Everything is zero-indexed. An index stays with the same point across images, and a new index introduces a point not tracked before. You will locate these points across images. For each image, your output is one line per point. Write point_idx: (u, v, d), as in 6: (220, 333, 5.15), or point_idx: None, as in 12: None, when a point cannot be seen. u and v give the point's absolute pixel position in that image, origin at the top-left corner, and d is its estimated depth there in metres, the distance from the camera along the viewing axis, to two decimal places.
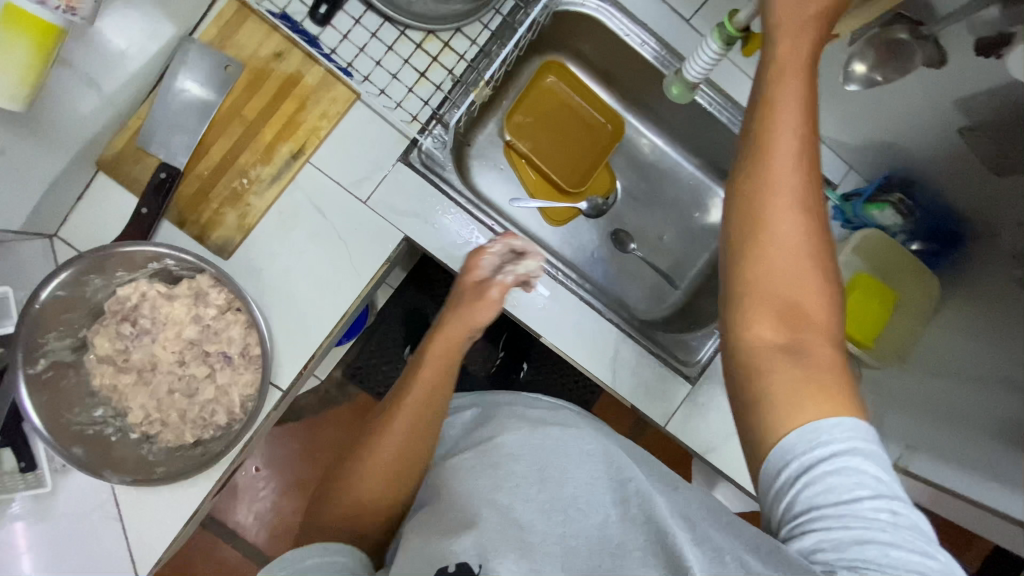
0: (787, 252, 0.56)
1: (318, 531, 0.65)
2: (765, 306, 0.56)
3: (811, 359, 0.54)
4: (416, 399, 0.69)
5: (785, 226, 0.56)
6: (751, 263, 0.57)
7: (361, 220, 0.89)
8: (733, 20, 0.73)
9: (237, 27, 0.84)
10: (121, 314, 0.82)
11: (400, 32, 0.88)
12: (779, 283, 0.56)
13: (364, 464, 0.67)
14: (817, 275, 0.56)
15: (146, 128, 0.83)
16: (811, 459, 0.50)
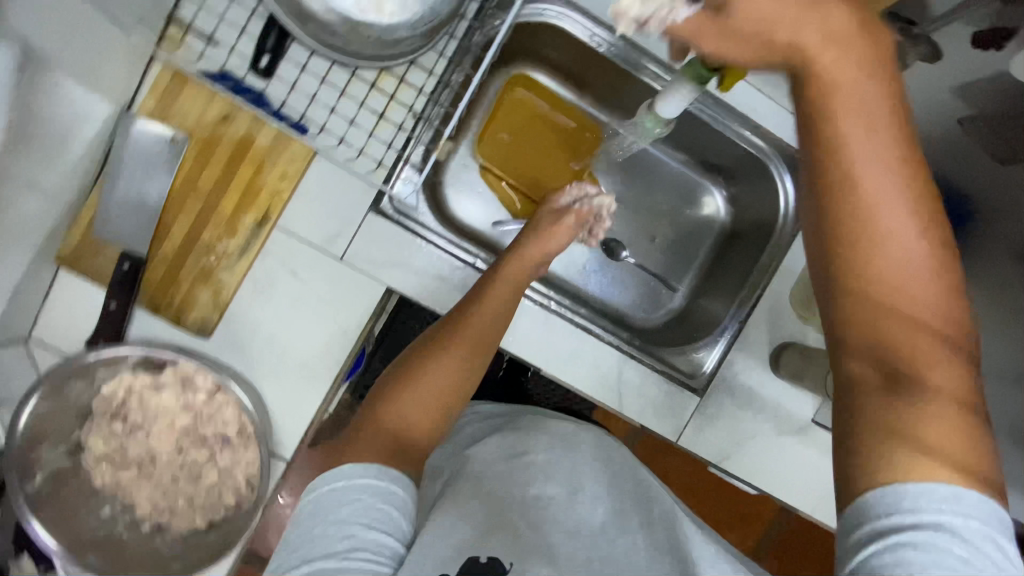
0: (911, 287, 0.42)
1: (366, 434, 0.63)
2: (877, 369, 0.44)
3: (931, 417, 0.41)
4: (488, 319, 0.73)
5: (888, 236, 0.42)
6: (848, 283, 0.44)
7: (340, 278, 0.86)
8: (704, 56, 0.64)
9: (177, 95, 0.79)
10: (111, 411, 0.81)
11: (350, 73, 0.83)
12: (893, 311, 0.42)
13: (423, 374, 0.68)
14: (944, 299, 0.42)
15: (99, 217, 0.78)
16: (886, 524, 0.40)
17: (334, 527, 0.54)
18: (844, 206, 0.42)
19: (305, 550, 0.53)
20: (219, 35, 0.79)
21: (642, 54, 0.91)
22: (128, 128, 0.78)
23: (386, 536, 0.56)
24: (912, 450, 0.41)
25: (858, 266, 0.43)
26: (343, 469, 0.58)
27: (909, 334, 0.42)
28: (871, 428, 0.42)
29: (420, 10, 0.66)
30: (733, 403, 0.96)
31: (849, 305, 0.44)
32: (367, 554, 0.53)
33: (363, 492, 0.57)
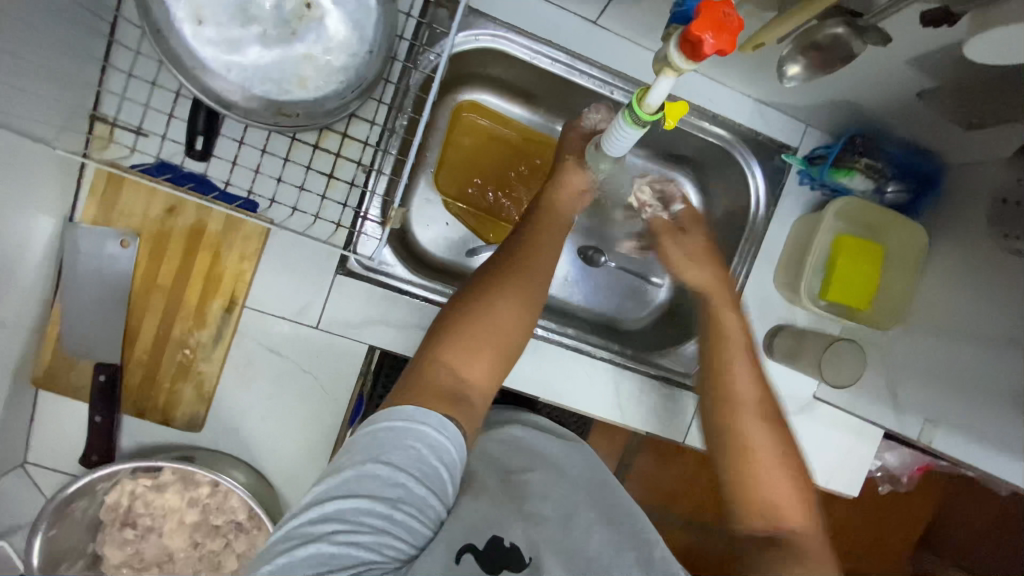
0: (766, 452, 0.66)
1: (424, 373, 0.57)
2: (758, 511, 0.64)
3: (799, 559, 0.61)
4: (541, 258, 0.69)
5: (757, 434, 0.67)
6: (741, 472, 0.66)
7: (321, 346, 0.85)
8: (641, 106, 0.53)
9: (116, 195, 0.76)
10: (119, 520, 0.80)
11: (290, 138, 0.80)
12: (762, 491, 0.64)
13: (485, 311, 0.62)
14: (797, 485, 0.65)
15: (63, 332, 0.76)
16: None
17: (385, 471, 0.49)
18: (735, 442, 0.67)
19: (352, 483, 0.48)
20: (147, 125, 0.76)
21: (587, 62, 0.87)
22: (75, 238, 0.75)
23: (431, 494, 0.52)
24: (793, 567, 0.60)
25: (736, 444, 0.67)
26: (405, 409, 0.53)
27: (773, 505, 0.64)
28: (765, 571, 0.61)
29: (345, 78, 0.62)
30: (734, 394, 0.96)
31: (746, 512, 0.65)
32: (411, 508, 0.50)
33: (420, 441, 0.51)
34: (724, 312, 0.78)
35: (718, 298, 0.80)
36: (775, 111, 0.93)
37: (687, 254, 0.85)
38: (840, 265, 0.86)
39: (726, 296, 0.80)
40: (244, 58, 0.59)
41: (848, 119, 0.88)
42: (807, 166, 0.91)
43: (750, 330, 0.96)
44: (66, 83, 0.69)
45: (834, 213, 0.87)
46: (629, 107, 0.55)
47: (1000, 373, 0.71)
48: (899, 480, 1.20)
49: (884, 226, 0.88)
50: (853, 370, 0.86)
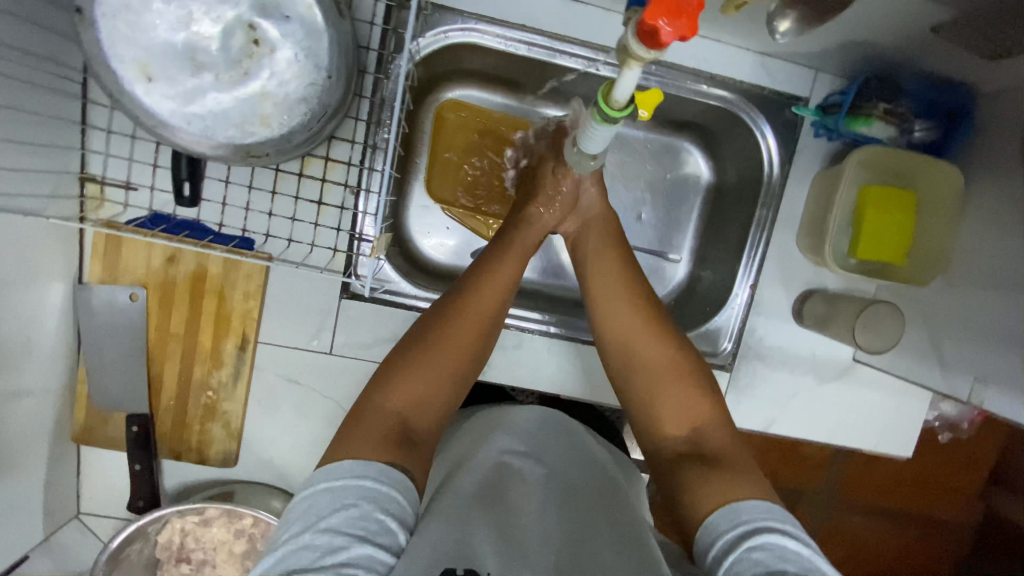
0: (658, 360, 0.66)
1: (368, 420, 0.56)
2: (672, 417, 0.64)
3: (716, 458, 0.60)
4: (492, 292, 0.68)
5: (651, 355, 0.67)
6: (649, 394, 0.66)
7: (336, 371, 0.85)
8: (609, 100, 0.52)
9: (118, 252, 0.77)
10: (175, 555, 0.85)
11: (274, 170, 0.79)
12: (672, 413, 0.64)
13: (429, 354, 0.62)
14: (703, 393, 0.65)
15: (92, 389, 0.80)
16: (735, 535, 0.51)
17: (323, 537, 0.45)
18: (633, 364, 0.67)
19: (292, 558, 0.45)
20: (136, 179, 0.77)
21: (568, 41, 0.82)
22: (87, 299, 0.78)
23: (382, 550, 0.46)
24: (704, 466, 0.59)
25: (642, 370, 0.67)
26: (343, 465, 0.50)
27: (682, 416, 0.64)
28: (685, 481, 0.58)
29: (307, 109, 0.61)
30: (766, 367, 0.92)
31: (658, 426, 0.65)
32: (358, 569, 0.44)
33: (359, 497, 0.48)
34: (601, 234, 0.76)
35: (595, 224, 0.76)
36: (779, 60, 0.86)
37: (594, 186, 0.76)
38: (868, 218, 0.79)
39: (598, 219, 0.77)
40: (202, 107, 0.58)
41: (862, 57, 0.79)
42: (821, 118, 0.84)
43: (776, 299, 0.91)
44: (49, 151, 0.70)
45: (856, 163, 0.80)
46: (598, 104, 0.54)
47: None
48: (962, 428, 1.13)
49: (913, 170, 0.81)
50: (890, 332, 0.81)
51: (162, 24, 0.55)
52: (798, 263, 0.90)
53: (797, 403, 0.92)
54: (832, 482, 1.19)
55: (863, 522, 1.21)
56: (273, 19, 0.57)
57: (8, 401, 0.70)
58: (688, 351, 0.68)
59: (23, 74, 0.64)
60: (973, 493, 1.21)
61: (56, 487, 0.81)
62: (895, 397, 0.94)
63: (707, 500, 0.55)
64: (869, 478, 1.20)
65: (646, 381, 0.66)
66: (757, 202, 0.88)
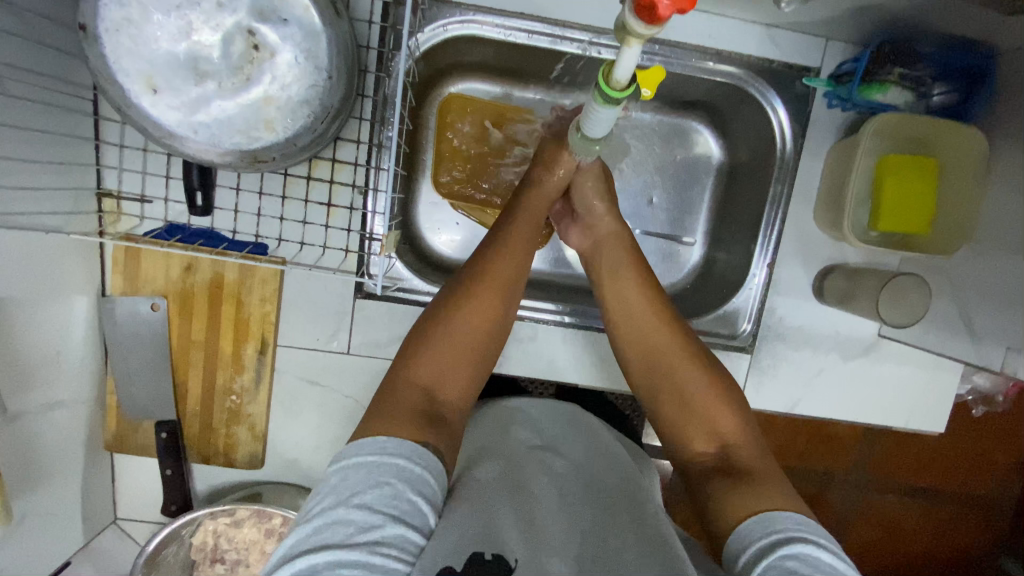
0: (682, 374, 0.66)
1: (398, 393, 0.57)
2: (698, 431, 0.63)
3: (744, 469, 0.59)
4: (510, 260, 0.69)
5: (675, 373, 0.66)
6: (674, 410, 0.65)
7: (355, 370, 0.86)
8: (609, 81, 0.52)
9: (137, 263, 0.79)
10: (209, 556, 0.87)
11: (284, 175, 0.79)
12: (694, 425, 0.64)
13: (455, 327, 0.63)
14: (730, 409, 0.63)
15: (120, 399, 0.82)
16: (768, 541, 0.50)
17: (358, 513, 0.46)
18: (659, 381, 0.66)
19: (324, 532, 0.45)
20: (150, 191, 0.78)
21: (569, 26, 0.81)
22: (110, 311, 0.80)
23: (413, 531, 0.47)
24: (731, 478, 0.58)
25: (668, 389, 0.66)
26: (376, 441, 0.51)
27: (708, 432, 0.63)
28: (713, 499, 0.57)
29: (310, 110, 0.61)
30: (787, 346, 0.90)
31: (684, 445, 0.64)
32: (392, 549, 0.45)
33: (394, 475, 0.49)
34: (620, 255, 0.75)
35: (610, 238, 0.76)
36: (786, 31, 0.83)
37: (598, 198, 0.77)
38: (889, 188, 0.76)
39: (616, 237, 0.76)
40: (208, 116, 0.59)
41: (874, 22, 0.77)
42: (834, 88, 0.83)
43: (795, 277, 0.89)
44: (66, 168, 0.72)
45: (873, 132, 0.78)
46: (599, 86, 0.54)
47: None
48: (995, 400, 1.12)
49: (935, 136, 0.78)
50: (916, 304, 0.79)
51: (163, 36, 0.56)
52: (817, 239, 0.88)
53: (821, 381, 0.91)
54: (863, 463, 1.16)
55: (898, 502, 1.18)
56: (272, 23, 0.58)
57: (42, 413, 0.72)
58: (711, 362, 0.67)
59: (36, 94, 0.65)
60: (1010, 467, 1.18)
61: (92, 495, 0.83)
62: (924, 371, 0.91)
63: (738, 513, 0.54)
64: (903, 457, 1.17)
65: (670, 395, 0.65)
66: (770, 178, 0.87)
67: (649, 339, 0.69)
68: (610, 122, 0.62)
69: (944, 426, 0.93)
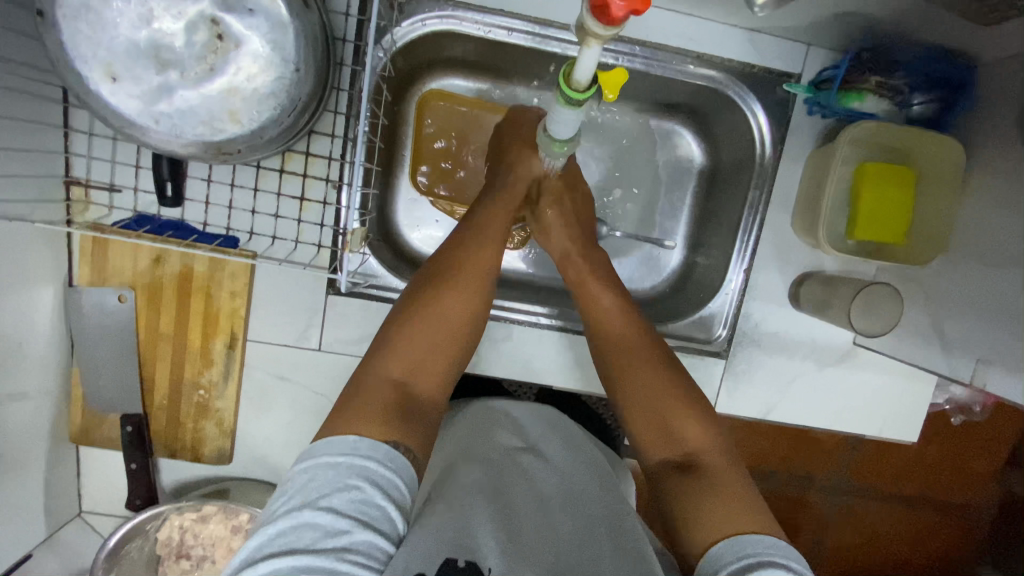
0: (644, 373, 0.65)
1: (367, 389, 0.56)
2: (665, 439, 0.62)
3: (709, 475, 0.58)
4: (486, 253, 0.70)
5: (641, 377, 0.65)
6: (639, 415, 0.64)
7: (326, 367, 0.85)
8: (570, 82, 0.51)
9: (104, 253, 0.78)
10: (175, 552, 0.86)
11: (256, 168, 0.78)
12: (658, 435, 0.63)
13: (425, 322, 0.63)
14: (697, 416, 0.62)
15: (86, 391, 0.81)
16: (739, 568, 0.50)
17: (326, 517, 0.46)
18: (625, 382, 0.66)
19: (290, 536, 0.45)
20: (119, 181, 0.77)
21: (550, 25, 0.80)
22: (78, 302, 0.79)
23: (382, 538, 0.47)
24: (701, 488, 0.57)
25: (634, 397, 0.65)
26: (347, 440, 0.50)
27: (672, 435, 0.62)
28: (680, 507, 0.57)
29: (277, 103, 0.60)
30: (763, 352, 0.89)
31: (651, 451, 0.63)
32: (359, 556, 0.45)
33: (363, 479, 0.49)
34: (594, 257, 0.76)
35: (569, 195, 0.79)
36: (768, 36, 0.83)
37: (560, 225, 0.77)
38: (864, 197, 0.76)
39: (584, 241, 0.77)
40: (170, 105, 0.58)
41: (854, 29, 0.77)
42: (813, 94, 0.82)
43: (772, 283, 0.89)
44: (32, 156, 0.71)
45: (850, 139, 0.77)
46: (561, 87, 0.53)
47: None
48: (974, 410, 1.11)
49: (913, 146, 0.77)
50: (888, 314, 0.78)
51: (123, 23, 0.55)
52: (794, 246, 0.88)
53: (796, 388, 0.90)
54: (846, 469, 1.16)
55: (878, 509, 1.19)
56: (236, 12, 0.57)
57: (5, 404, 0.71)
58: (680, 369, 0.66)
59: (3, 80, 0.65)
60: (989, 477, 1.18)
61: (56, 487, 0.82)
62: (901, 381, 0.91)
63: (709, 531, 0.54)
64: (884, 464, 1.17)
65: (635, 400, 0.65)
66: (749, 184, 0.86)
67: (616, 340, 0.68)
68: (577, 122, 0.61)
69: (917, 436, 0.93)
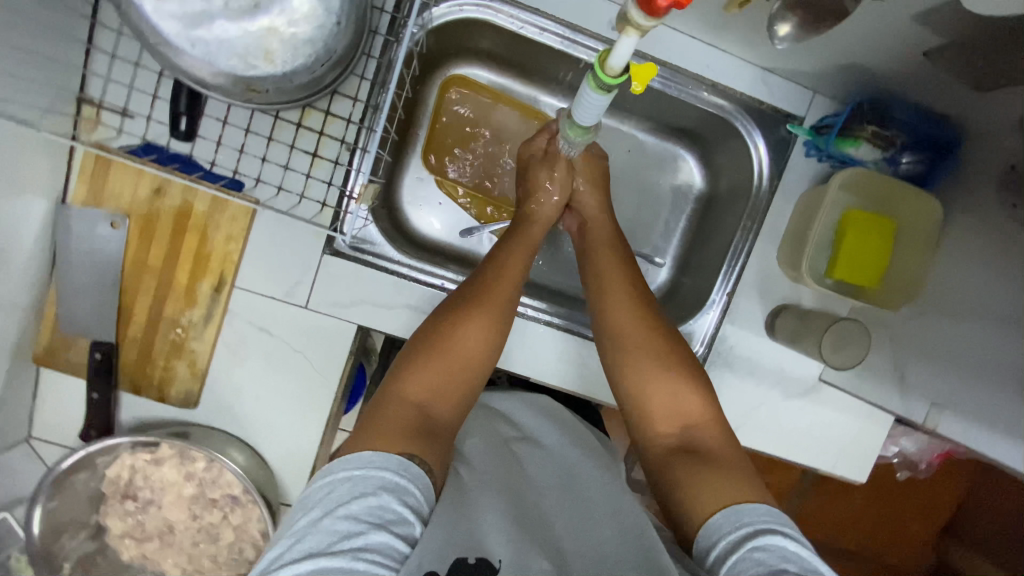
0: (647, 358, 0.67)
1: (387, 410, 0.58)
2: (666, 419, 0.65)
3: (707, 452, 0.60)
4: (510, 279, 0.71)
5: (644, 359, 0.68)
6: (643, 395, 0.66)
7: (309, 326, 0.85)
8: (603, 67, 0.54)
9: (105, 175, 0.77)
10: (121, 491, 0.83)
11: (274, 117, 0.79)
12: (660, 412, 0.65)
13: (446, 347, 0.64)
14: (697, 392, 0.65)
15: (59, 312, 0.79)
16: (738, 535, 0.52)
17: (343, 523, 0.46)
18: (627, 360, 0.68)
19: (308, 543, 0.46)
20: (133, 107, 0.77)
21: (581, 32, 0.84)
22: (68, 220, 0.77)
23: (398, 540, 0.47)
24: (698, 462, 0.59)
25: (636, 378, 0.67)
26: (364, 454, 0.51)
27: (673, 416, 0.65)
28: (677, 481, 0.59)
29: (313, 51, 0.62)
30: (732, 375, 0.92)
31: (652, 428, 0.65)
32: (377, 555, 0.45)
33: (379, 487, 0.49)
34: (603, 238, 0.80)
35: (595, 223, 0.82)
36: (779, 78, 0.88)
37: (584, 182, 0.83)
38: (847, 240, 0.81)
39: (602, 222, 0.82)
40: (209, 33, 0.59)
41: (857, 83, 0.82)
42: (813, 137, 0.87)
43: (751, 311, 0.92)
44: (52, 65, 0.70)
45: (839, 185, 0.83)
46: (593, 71, 0.56)
47: (999, 351, 0.67)
48: (919, 466, 1.13)
49: (895, 199, 0.83)
50: (855, 351, 0.83)
51: None
52: (777, 279, 0.92)
53: (760, 414, 0.93)
54: (793, 512, 1.20)
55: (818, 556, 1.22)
56: None
57: None
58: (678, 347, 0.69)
59: None
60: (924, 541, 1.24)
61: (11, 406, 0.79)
62: (860, 422, 0.95)
63: (706, 502, 0.56)
64: (829, 510, 1.21)
65: (637, 382, 0.67)
66: (743, 213, 0.91)
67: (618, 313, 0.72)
68: (602, 112, 0.64)
69: (865, 477, 0.96)
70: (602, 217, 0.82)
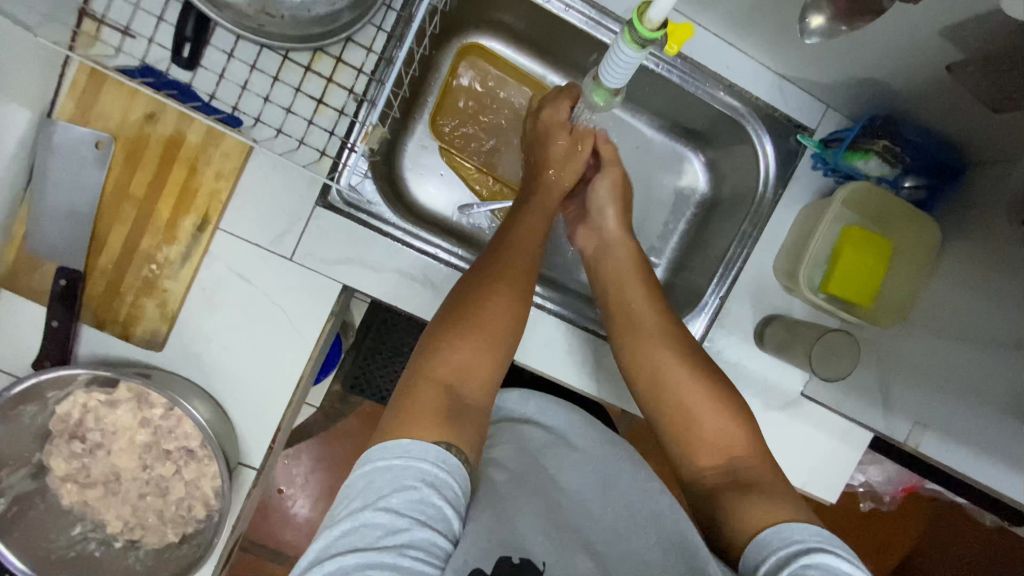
0: (681, 381, 0.67)
1: (418, 392, 0.56)
2: (706, 448, 0.64)
3: (754, 482, 0.60)
4: (522, 256, 0.72)
5: (676, 376, 0.68)
6: (680, 419, 0.66)
7: (292, 280, 0.82)
8: (641, 19, 0.53)
9: (97, 93, 0.73)
10: (69, 431, 0.78)
11: (282, 57, 0.77)
12: (700, 438, 0.65)
13: (474, 324, 0.62)
14: (733, 417, 0.65)
15: (27, 231, 0.74)
16: (789, 552, 0.52)
17: (385, 515, 0.46)
18: (660, 385, 0.68)
19: (352, 535, 0.46)
20: (136, 27, 0.74)
21: (608, 13, 0.82)
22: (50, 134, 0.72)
23: (440, 537, 0.47)
24: (745, 490, 0.59)
25: (670, 401, 0.67)
26: (402, 444, 0.51)
27: (715, 442, 0.64)
28: (725, 508, 0.59)
29: None
30: None
31: (693, 456, 0.65)
32: (419, 552, 0.45)
33: (420, 480, 0.49)
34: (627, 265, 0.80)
35: (619, 243, 0.82)
36: (795, 88, 0.89)
37: (609, 204, 0.84)
38: (845, 256, 0.81)
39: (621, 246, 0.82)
40: None
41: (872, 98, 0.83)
42: (822, 150, 0.87)
43: (745, 318, 0.91)
44: None
45: (841, 201, 0.82)
46: (631, 24, 0.55)
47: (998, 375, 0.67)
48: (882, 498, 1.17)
49: (892, 216, 0.83)
50: (842, 364, 0.82)
51: None
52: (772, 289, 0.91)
53: None
54: None
55: None
56: None
57: None
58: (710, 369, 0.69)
59: None
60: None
61: None
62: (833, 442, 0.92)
63: (757, 527, 0.56)
64: None
65: (671, 403, 0.67)
66: (746, 218, 0.90)
67: (648, 333, 0.72)
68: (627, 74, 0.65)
69: (835, 498, 0.92)
70: (623, 242, 0.83)
